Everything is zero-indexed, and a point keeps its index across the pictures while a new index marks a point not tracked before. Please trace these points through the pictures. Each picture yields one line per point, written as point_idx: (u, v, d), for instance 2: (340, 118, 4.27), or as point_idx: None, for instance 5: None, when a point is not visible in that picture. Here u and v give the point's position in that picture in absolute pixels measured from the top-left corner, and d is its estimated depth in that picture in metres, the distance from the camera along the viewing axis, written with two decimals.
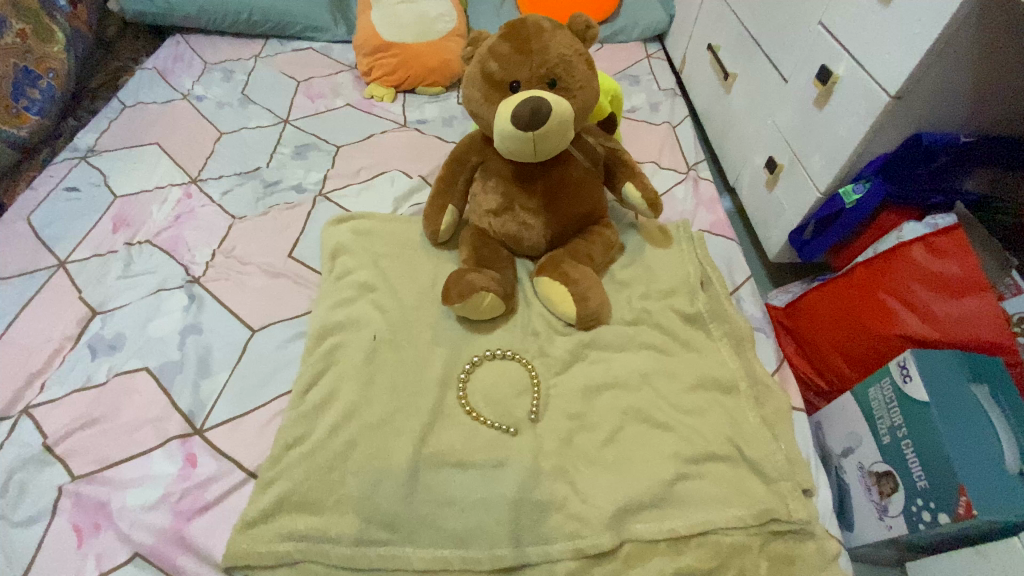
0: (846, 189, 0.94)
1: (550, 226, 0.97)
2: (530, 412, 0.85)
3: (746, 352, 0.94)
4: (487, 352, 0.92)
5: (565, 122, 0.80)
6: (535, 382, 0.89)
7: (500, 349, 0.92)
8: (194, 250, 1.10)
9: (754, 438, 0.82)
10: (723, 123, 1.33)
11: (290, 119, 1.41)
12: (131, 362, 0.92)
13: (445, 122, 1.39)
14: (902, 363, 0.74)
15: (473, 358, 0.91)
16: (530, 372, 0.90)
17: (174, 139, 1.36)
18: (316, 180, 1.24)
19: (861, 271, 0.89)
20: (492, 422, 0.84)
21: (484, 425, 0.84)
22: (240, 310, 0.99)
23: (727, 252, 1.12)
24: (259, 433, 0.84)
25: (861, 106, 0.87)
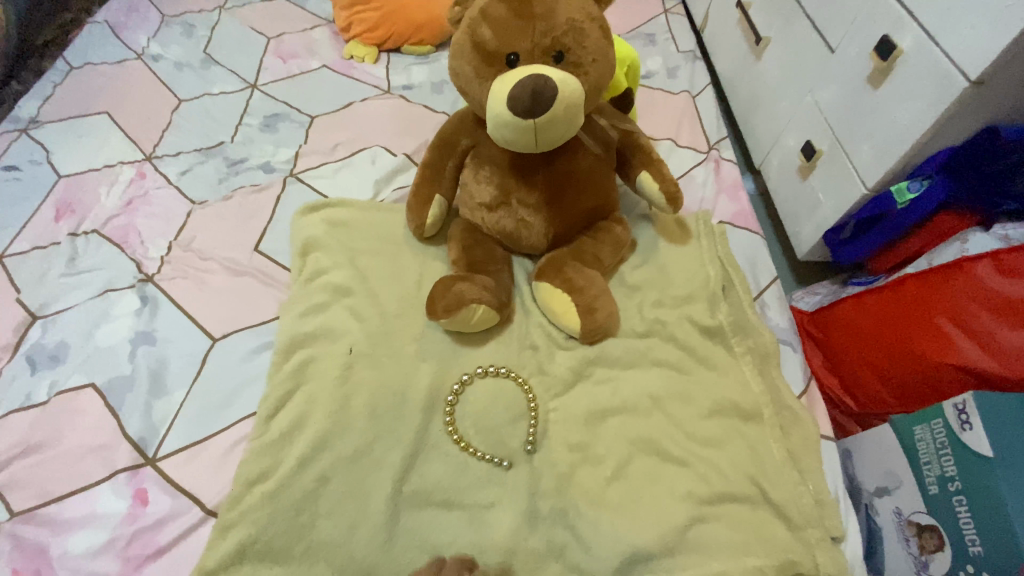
0: (899, 186, 0.82)
1: (553, 223, 0.84)
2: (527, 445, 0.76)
3: (771, 370, 0.83)
4: (479, 370, 0.81)
5: (574, 107, 0.65)
6: (533, 408, 0.78)
7: (493, 366, 0.81)
8: (148, 243, 0.97)
9: (778, 475, 0.73)
10: (751, 94, 1.17)
11: (258, 83, 1.24)
12: (74, 378, 0.82)
13: (434, 88, 1.22)
14: (962, 407, 0.66)
15: (463, 376, 0.81)
16: (529, 396, 0.79)
17: (127, 107, 1.20)
18: (286, 158, 1.09)
19: (912, 286, 0.79)
20: (484, 455, 0.75)
21: (474, 457, 0.75)
22: (199, 315, 0.88)
23: (751, 249, 0.99)
24: (220, 464, 0.74)
25: (929, 89, 0.73)
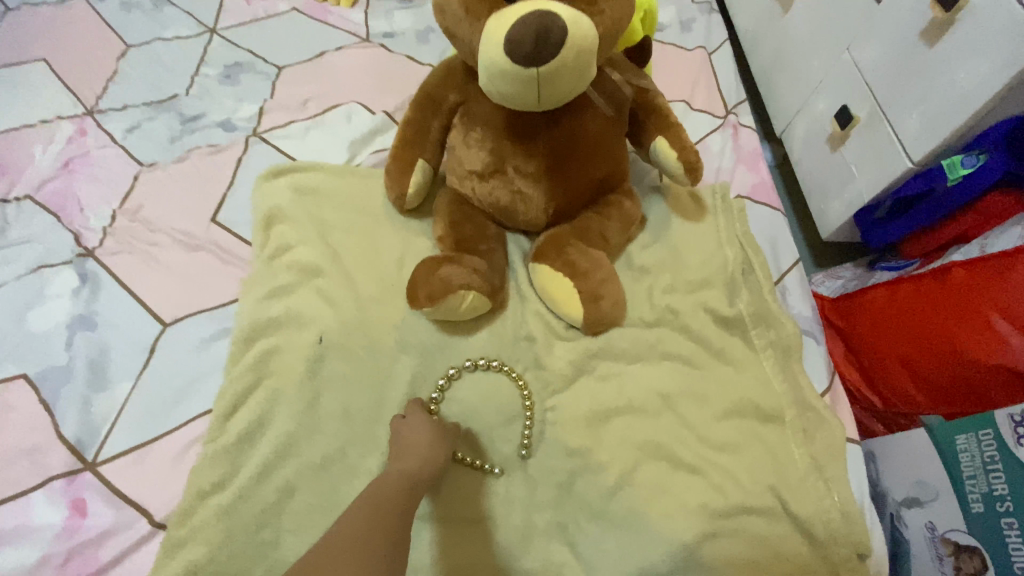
0: (952, 160, 0.72)
1: (554, 196, 0.73)
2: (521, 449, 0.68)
3: (793, 366, 0.75)
4: (468, 362, 0.72)
5: (585, 55, 0.53)
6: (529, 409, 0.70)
7: (485, 359, 0.72)
8: (88, 211, 0.85)
9: (799, 486, 0.66)
10: (775, 52, 1.04)
11: (217, 28, 1.09)
12: (2, 368, 0.71)
13: (420, 37, 1.08)
14: (1018, 418, 0.58)
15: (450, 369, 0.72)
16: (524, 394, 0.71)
17: (66, 52, 1.05)
18: (249, 115, 0.96)
19: (960, 275, 0.70)
20: (472, 461, 0.67)
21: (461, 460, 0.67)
22: (148, 295, 0.77)
23: (772, 227, 0.89)
24: (170, 469, 0.65)
25: (1001, 45, 0.62)
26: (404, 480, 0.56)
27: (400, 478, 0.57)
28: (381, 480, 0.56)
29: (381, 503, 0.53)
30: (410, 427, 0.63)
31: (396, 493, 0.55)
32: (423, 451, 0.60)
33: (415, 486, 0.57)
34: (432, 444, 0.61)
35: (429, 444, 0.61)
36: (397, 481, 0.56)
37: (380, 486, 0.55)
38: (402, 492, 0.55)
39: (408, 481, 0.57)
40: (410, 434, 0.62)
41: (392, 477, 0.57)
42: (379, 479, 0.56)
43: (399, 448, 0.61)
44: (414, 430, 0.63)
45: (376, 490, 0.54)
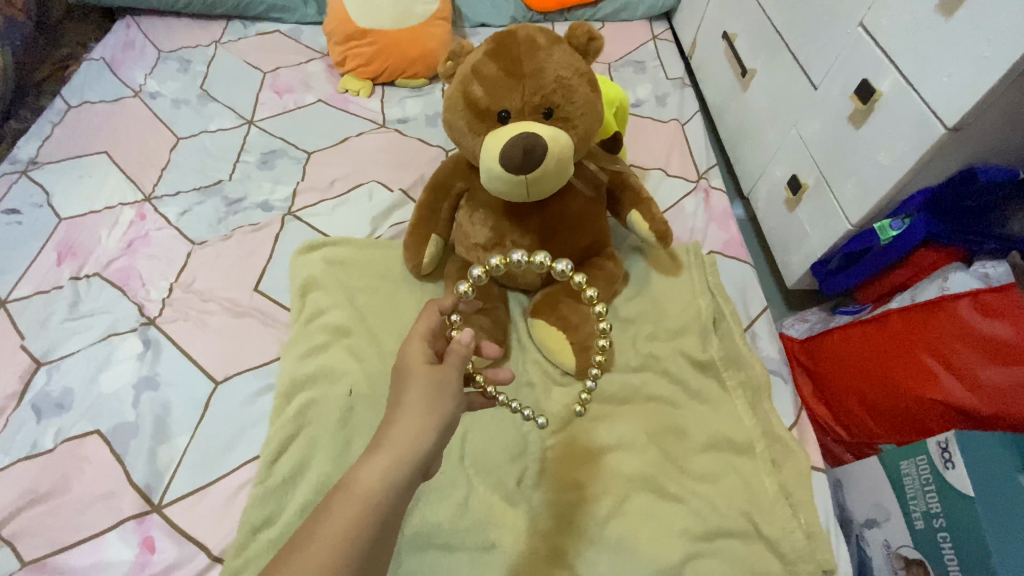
0: (882, 223, 0.84)
1: (546, 262, 0.86)
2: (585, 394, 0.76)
3: (763, 404, 0.85)
4: (519, 257, 0.74)
5: (564, 161, 0.67)
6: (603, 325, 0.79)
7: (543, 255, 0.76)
8: (149, 285, 0.99)
9: (771, 510, 0.75)
10: (738, 122, 1.19)
11: (255, 119, 1.26)
12: (80, 425, 0.83)
13: (429, 121, 1.25)
14: (944, 445, 0.69)
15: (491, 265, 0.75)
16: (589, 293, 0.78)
17: (125, 145, 1.21)
18: (284, 196, 1.11)
19: (897, 320, 0.81)
20: (527, 411, 0.73)
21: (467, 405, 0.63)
22: (202, 358, 0.89)
23: (742, 278, 1.01)
24: (225, 508, 0.76)
25: (909, 132, 0.75)
26: (356, 500, 0.50)
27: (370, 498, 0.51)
28: (348, 499, 0.50)
29: (342, 532, 0.48)
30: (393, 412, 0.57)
31: (351, 525, 0.49)
32: (398, 447, 0.54)
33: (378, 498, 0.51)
34: (422, 434, 0.55)
35: (416, 431, 0.55)
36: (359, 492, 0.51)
37: (335, 509, 0.50)
38: (357, 517, 0.49)
39: (373, 509, 0.50)
40: (396, 422, 0.56)
41: (364, 493, 0.51)
42: (347, 494, 0.51)
43: (382, 434, 0.55)
44: (402, 416, 0.56)
45: (337, 517, 0.49)
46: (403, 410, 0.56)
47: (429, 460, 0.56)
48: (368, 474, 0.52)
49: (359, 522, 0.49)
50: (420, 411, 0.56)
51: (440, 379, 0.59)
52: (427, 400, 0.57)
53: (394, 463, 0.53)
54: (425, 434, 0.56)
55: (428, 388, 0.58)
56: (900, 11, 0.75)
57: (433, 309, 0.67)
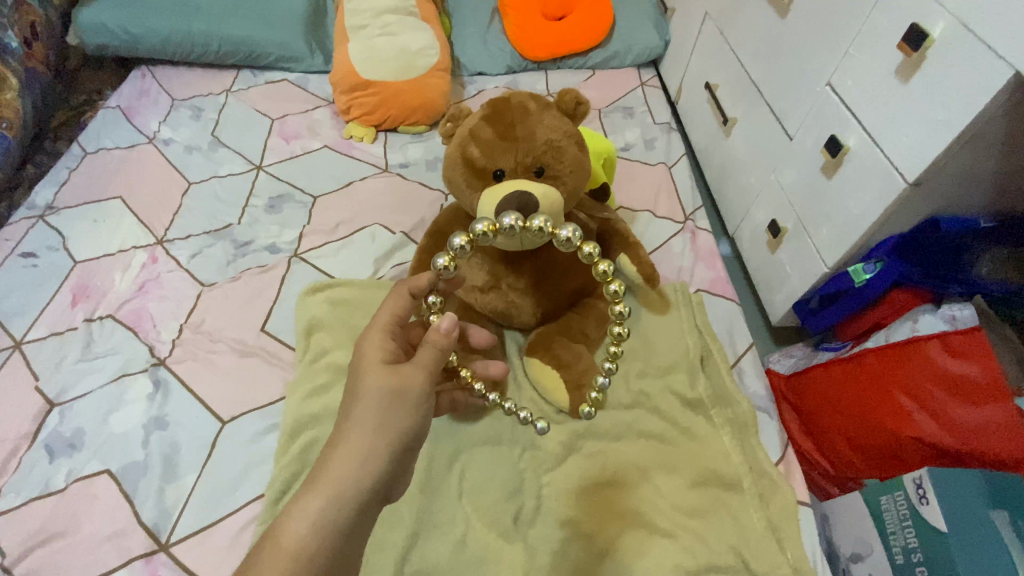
0: (856, 267, 0.89)
1: (540, 303, 0.91)
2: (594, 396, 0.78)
3: (751, 440, 0.88)
4: (509, 221, 0.66)
5: (554, 215, 0.73)
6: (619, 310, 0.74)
7: (541, 219, 0.67)
8: (160, 326, 1.02)
9: (758, 545, 0.78)
10: (722, 166, 1.26)
11: (263, 164, 1.31)
12: (91, 465, 0.86)
13: (430, 165, 1.31)
14: (919, 481, 0.73)
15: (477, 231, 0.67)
16: (602, 268, 0.71)
17: (139, 190, 1.25)
18: (291, 239, 1.16)
19: (873, 359, 0.86)
20: (521, 412, 0.76)
21: (418, 435, 0.63)
22: (210, 398, 0.93)
23: (729, 316, 1.05)
24: (231, 546, 0.79)
25: (875, 185, 0.81)
26: (285, 552, 0.52)
27: (297, 546, 0.52)
28: (277, 547, 0.52)
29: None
30: (327, 455, 0.58)
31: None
32: (330, 490, 0.55)
33: (310, 547, 0.53)
34: (355, 481, 0.56)
35: (349, 477, 0.56)
36: (290, 545, 0.52)
37: (265, 561, 0.51)
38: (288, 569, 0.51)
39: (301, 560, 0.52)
40: (331, 467, 0.57)
41: (292, 542, 0.52)
42: (275, 542, 0.52)
43: (317, 473, 0.57)
44: (337, 462, 0.57)
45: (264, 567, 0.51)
46: (338, 454, 0.57)
47: (366, 499, 0.57)
48: (297, 522, 0.53)
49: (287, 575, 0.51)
50: (354, 451, 0.57)
51: (381, 420, 0.59)
52: (365, 440, 0.58)
53: (324, 511, 0.54)
54: (360, 477, 0.57)
55: (367, 427, 0.59)
56: (863, 73, 0.81)
57: (401, 293, 0.71)
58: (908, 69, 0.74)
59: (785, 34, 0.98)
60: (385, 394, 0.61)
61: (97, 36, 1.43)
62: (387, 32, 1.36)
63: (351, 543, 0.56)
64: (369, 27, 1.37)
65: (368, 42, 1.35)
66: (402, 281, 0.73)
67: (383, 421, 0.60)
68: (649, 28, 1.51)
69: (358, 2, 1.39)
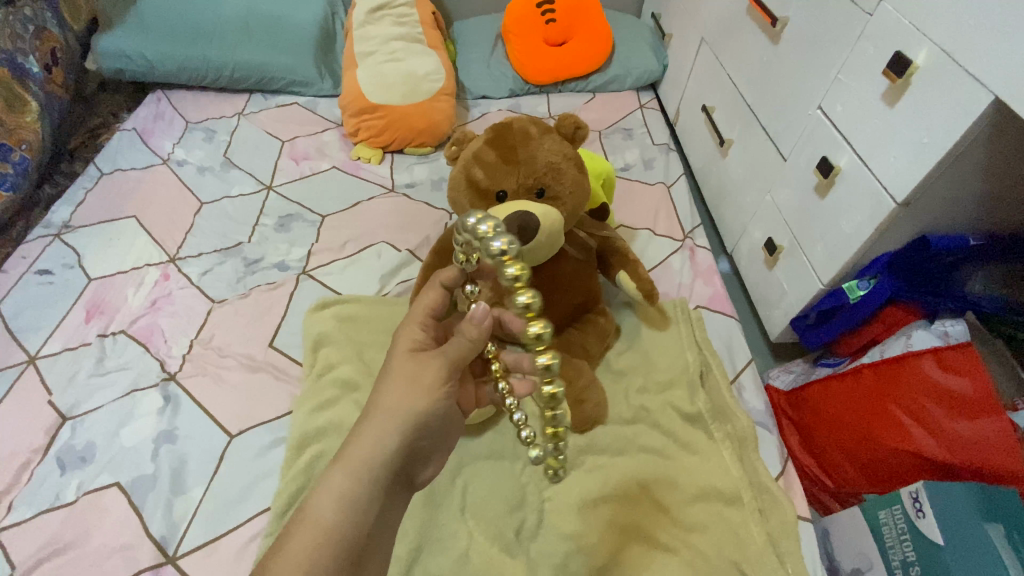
0: (850, 284, 0.91)
1: (542, 319, 0.93)
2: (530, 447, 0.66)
3: (750, 454, 0.89)
4: (484, 228, 0.60)
5: (554, 234, 0.76)
6: (548, 392, 0.66)
7: (505, 241, 0.58)
8: (171, 341, 1.05)
9: (759, 560, 0.79)
10: (719, 185, 1.29)
11: (273, 185, 1.35)
12: (102, 478, 0.88)
13: (435, 185, 1.35)
14: (915, 495, 0.75)
15: (464, 223, 0.62)
16: (534, 329, 0.62)
17: (153, 209, 1.28)
18: (299, 257, 1.20)
19: (869, 375, 0.88)
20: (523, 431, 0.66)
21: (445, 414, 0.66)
22: (219, 412, 0.95)
23: (729, 332, 1.07)
24: (237, 558, 0.80)
25: (866, 205, 0.84)
26: (314, 528, 0.54)
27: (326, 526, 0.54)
28: (304, 523, 0.54)
29: (301, 557, 0.51)
30: (355, 433, 0.61)
31: (308, 554, 0.52)
32: (358, 462, 0.58)
33: (339, 518, 0.55)
34: (382, 458, 0.59)
35: (376, 456, 0.59)
36: (322, 514, 0.54)
37: (294, 535, 0.53)
38: (318, 541, 0.53)
39: (332, 538, 0.54)
40: (356, 443, 0.59)
41: (321, 520, 0.54)
42: (305, 520, 0.54)
43: (344, 449, 0.59)
44: (363, 442, 0.59)
45: (295, 545, 0.52)
46: (365, 435, 0.60)
47: (389, 476, 0.59)
48: (325, 496, 0.55)
49: (318, 552, 0.52)
50: (381, 428, 0.60)
51: (407, 403, 0.62)
52: (392, 418, 0.61)
53: (350, 487, 0.56)
54: (386, 451, 0.60)
55: (395, 404, 0.62)
56: (851, 98, 0.84)
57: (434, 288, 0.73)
58: (894, 94, 0.77)
59: (778, 60, 1.02)
60: (412, 377, 0.64)
61: (115, 61, 1.49)
62: (394, 58, 1.42)
63: (379, 519, 0.58)
64: (377, 54, 1.42)
65: (376, 68, 1.40)
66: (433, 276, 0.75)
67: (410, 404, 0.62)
68: (646, 53, 1.56)
69: (366, 30, 1.45)
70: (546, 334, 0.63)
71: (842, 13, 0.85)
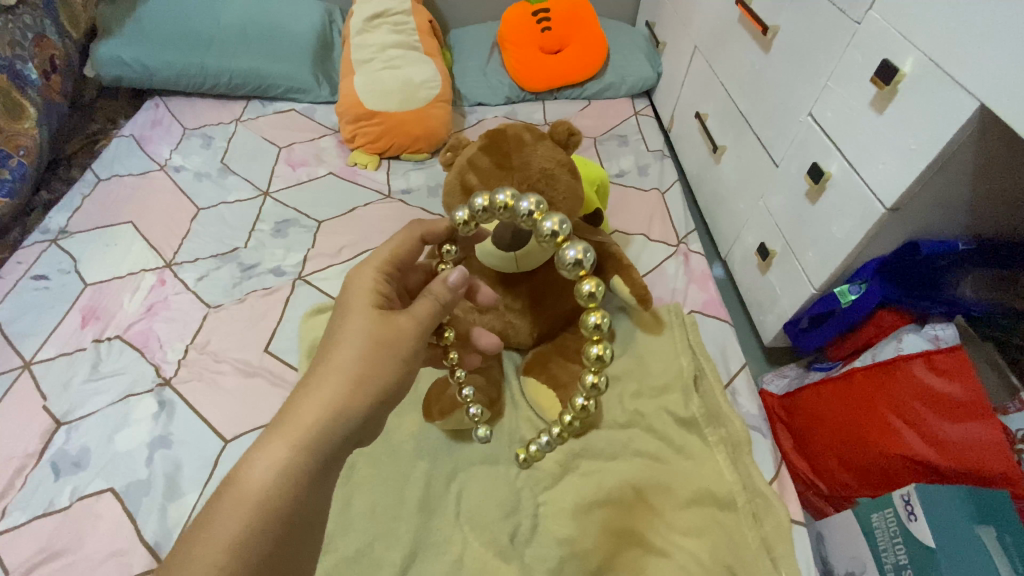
0: (842, 288, 0.92)
1: (537, 324, 0.94)
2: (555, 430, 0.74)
3: (744, 458, 0.89)
4: (526, 205, 0.62)
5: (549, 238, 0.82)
6: (592, 381, 0.70)
7: (556, 223, 0.61)
8: (166, 347, 1.05)
9: (752, 564, 0.79)
10: (713, 191, 1.30)
11: (270, 191, 1.36)
12: (95, 483, 0.88)
13: (431, 191, 1.36)
14: (907, 498, 0.75)
15: (518, 207, 0.63)
16: (592, 321, 0.67)
17: (150, 214, 1.29)
18: (295, 262, 1.20)
19: (861, 378, 0.89)
20: (542, 438, 0.74)
21: (403, 386, 0.63)
22: (214, 418, 0.95)
23: (723, 337, 1.07)
24: None
25: (856, 210, 0.85)
26: (245, 503, 0.53)
27: (258, 497, 0.53)
28: (239, 497, 0.53)
29: (231, 532, 0.51)
30: (297, 399, 0.58)
31: (238, 527, 0.52)
32: (297, 436, 0.56)
33: (272, 493, 0.54)
34: (326, 432, 0.57)
35: (319, 426, 0.57)
36: (253, 489, 0.54)
37: (225, 506, 0.53)
38: (250, 516, 0.52)
39: (264, 513, 0.53)
40: (299, 414, 0.57)
41: (252, 494, 0.53)
42: (237, 491, 0.53)
43: (284, 417, 0.57)
44: (306, 409, 0.57)
45: (225, 515, 0.52)
46: (308, 402, 0.57)
47: (332, 450, 0.57)
48: (260, 471, 0.54)
49: (249, 526, 0.52)
50: (326, 401, 0.58)
51: (359, 370, 0.59)
52: (341, 391, 0.58)
53: (288, 459, 0.55)
54: (330, 425, 0.57)
55: (344, 375, 0.59)
56: (841, 105, 0.86)
57: (411, 234, 0.71)
58: (882, 101, 0.78)
59: (769, 68, 1.03)
60: (367, 346, 0.60)
61: (113, 68, 1.50)
62: (392, 66, 1.43)
63: (320, 494, 0.57)
64: (373, 61, 1.44)
65: (373, 75, 1.42)
66: (412, 223, 0.72)
67: (362, 371, 0.59)
68: (641, 61, 1.58)
69: (363, 38, 1.46)
70: (603, 326, 0.68)
71: (831, 21, 0.87)
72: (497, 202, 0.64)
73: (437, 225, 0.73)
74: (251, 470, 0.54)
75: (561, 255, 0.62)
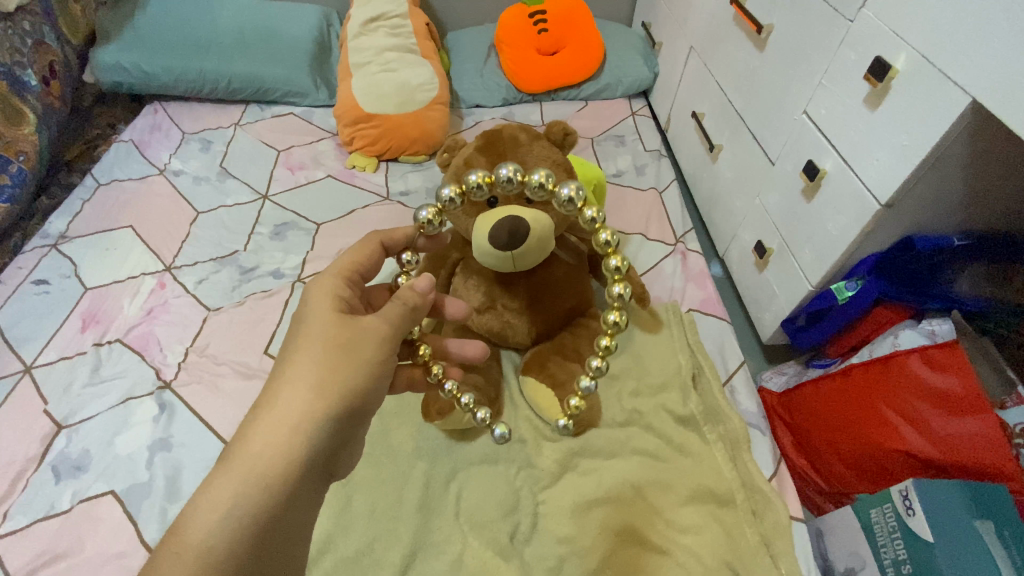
0: (838, 285, 0.92)
1: (535, 322, 0.94)
2: (596, 363, 0.80)
3: (743, 455, 0.89)
4: (507, 172, 0.72)
5: (543, 238, 0.81)
6: (619, 289, 0.78)
7: (542, 175, 0.72)
8: (166, 350, 1.05)
9: (751, 560, 0.79)
10: (710, 190, 1.30)
11: (268, 194, 1.36)
12: (96, 486, 0.88)
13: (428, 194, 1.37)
14: (905, 494, 0.75)
15: (499, 175, 0.72)
16: (603, 236, 0.77)
17: (150, 219, 1.29)
18: (294, 265, 1.21)
19: (860, 374, 0.89)
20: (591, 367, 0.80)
21: (368, 400, 0.60)
22: (215, 420, 0.95)
23: (721, 335, 1.08)
24: None
25: (850, 208, 0.85)
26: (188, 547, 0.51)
27: (210, 532, 0.51)
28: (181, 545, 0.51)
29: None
30: (244, 433, 0.56)
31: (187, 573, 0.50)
32: (243, 472, 0.54)
33: (220, 533, 0.52)
34: (277, 464, 0.55)
35: (270, 455, 0.55)
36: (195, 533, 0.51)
37: (170, 552, 0.51)
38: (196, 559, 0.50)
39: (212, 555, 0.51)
40: (246, 448, 0.55)
41: (197, 537, 0.51)
42: (179, 538, 0.51)
43: (232, 452, 0.55)
44: (256, 440, 0.55)
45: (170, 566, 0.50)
46: (257, 433, 0.55)
47: (286, 480, 0.55)
48: (207, 514, 0.52)
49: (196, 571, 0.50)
50: (273, 432, 0.55)
51: (313, 391, 0.57)
52: (290, 419, 0.56)
53: (237, 496, 0.53)
54: (279, 456, 0.55)
55: (293, 400, 0.57)
56: (834, 102, 0.86)
57: (372, 241, 0.72)
58: (874, 98, 0.79)
59: (764, 66, 1.04)
60: (318, 366, 0.58)
61: (112, 74, 1.50)
62: (388, 68, 1.44)
63: (283, 522, 0.55)
64: (371, 64, 1.44)
65: (370, 78, 1.42)
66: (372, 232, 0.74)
67: (322, 380, 0.58)
68: (637, 62, 1.59)
69: (360, 41, 1.47)
70: (613, 240, 0.78)
71: (825, 20, 0.87)
72: (474, 185, 0.74)
73: (395, 232, 0.76)
74: (209, 496, 0.53)
75: (556, 195, 0.73)
